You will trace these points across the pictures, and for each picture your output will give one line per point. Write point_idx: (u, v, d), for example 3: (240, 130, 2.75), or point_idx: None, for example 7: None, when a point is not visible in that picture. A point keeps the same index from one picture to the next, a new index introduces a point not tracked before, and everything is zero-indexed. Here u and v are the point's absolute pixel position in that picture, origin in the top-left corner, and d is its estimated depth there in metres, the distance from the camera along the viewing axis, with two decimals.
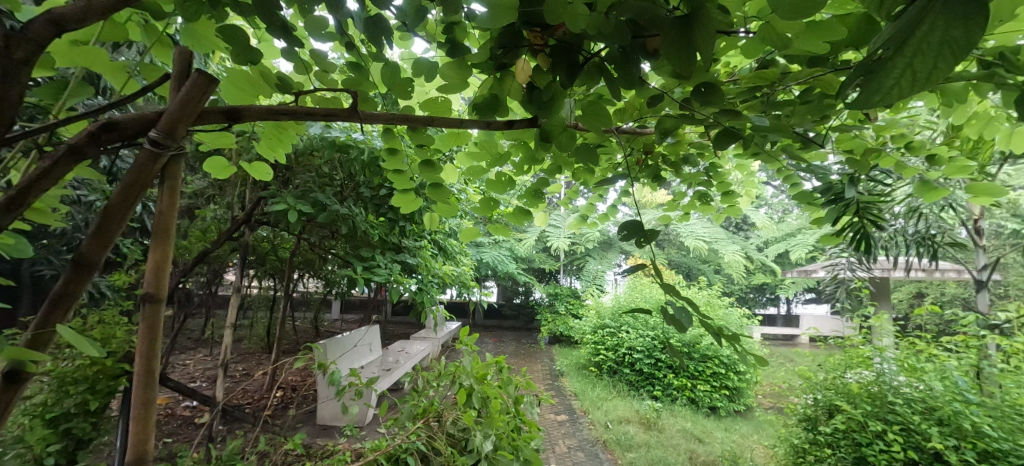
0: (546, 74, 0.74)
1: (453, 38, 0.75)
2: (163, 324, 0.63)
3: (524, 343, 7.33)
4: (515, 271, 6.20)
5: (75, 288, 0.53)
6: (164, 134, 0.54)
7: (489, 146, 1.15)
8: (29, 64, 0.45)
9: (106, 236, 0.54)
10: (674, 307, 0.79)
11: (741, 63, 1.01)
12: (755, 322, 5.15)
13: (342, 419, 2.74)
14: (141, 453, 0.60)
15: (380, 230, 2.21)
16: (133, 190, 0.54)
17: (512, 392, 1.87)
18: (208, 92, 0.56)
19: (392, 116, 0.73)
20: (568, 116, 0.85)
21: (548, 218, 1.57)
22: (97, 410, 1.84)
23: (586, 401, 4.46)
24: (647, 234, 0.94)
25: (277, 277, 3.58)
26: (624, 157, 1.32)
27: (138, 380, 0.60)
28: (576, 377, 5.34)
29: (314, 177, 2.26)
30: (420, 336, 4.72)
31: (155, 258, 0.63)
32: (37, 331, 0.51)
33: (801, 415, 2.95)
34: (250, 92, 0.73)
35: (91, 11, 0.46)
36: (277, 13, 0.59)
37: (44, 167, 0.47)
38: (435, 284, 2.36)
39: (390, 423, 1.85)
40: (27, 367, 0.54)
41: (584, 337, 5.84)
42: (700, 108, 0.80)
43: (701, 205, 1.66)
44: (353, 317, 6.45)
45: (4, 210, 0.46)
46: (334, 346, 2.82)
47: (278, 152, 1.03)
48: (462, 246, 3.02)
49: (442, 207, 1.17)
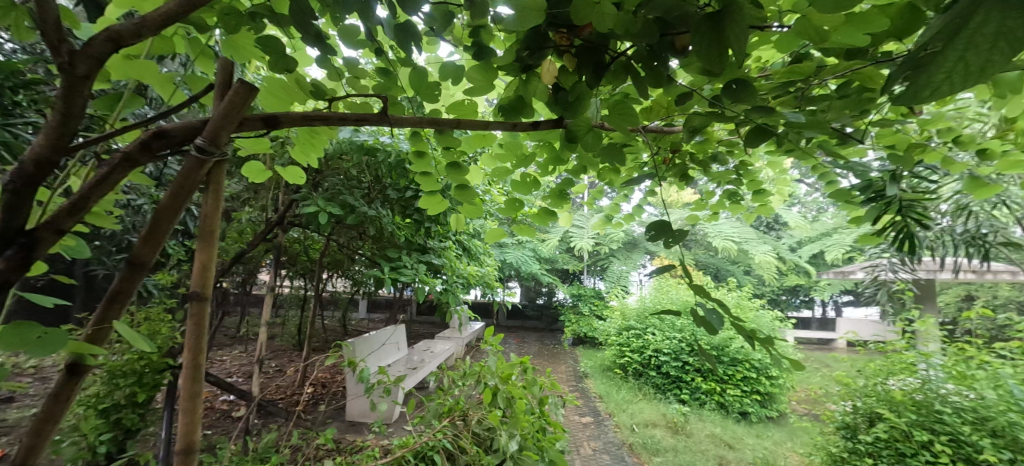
0: (572, 75, 0.74)
1: (479, 41, 0.76)
2: (208, 321, 0.66)
3: (547, 344, 7.30)
4: (539, 271, 6.19)
5: (129, 286, 0.57)
6: (209, 141, 0.57)
7: (513, 146, 1.15)
8: (89, 78, 0.47)
9: (157, 239, 0.57)
10: (704, 309, 0.77)
11: (773, 58, 0.98)
12: (788, 325, 4.96)
13: (371, 416, 2.82)
14: (190, 443, 0.63)
15: (406, 231, 2.26)
16: (181, 194, 0.57)
17: (537, 393, 1.87)
18: (249, 102, 0.59)
19: (420, 120, 0.74)
20: (594, 116, 0.84)
21: (573, 218, 1.55)
22: (143, 402, 1.95)
23: (612, 404, 4.41)
24: (675, 234, 0.92)
25: (308, 277, 3.69)
26: (650, 156, 1.30)
27: (185, 373, 0.64)
28: (601, 379, 5.28)
29: (343, 180, 2.33)
30: (445, 336, 4.76)
31: (202, 259, 0.66)
32: (97, 327, 0.55)
33: (839, 423, 2.82)
34: (285, 99, 0.76)
35: (144, 27, 0.47)
36: (311, 22, 0.61)
37: (102, 174, 0.51)
38: (460, 284, 2.38)
39: (417, 421, 1.89)
40: (86, 361, 0.58)
41: (608, 338, 5.76)
42: (732, 106, 0.78)
43: (731, 204, 1.62)
44: (380, 317, 6.56)
45: (67, 214, 0.49)
46: (363, 344, 2.89)
47: (311, 157, 1.07)
48: (486, 247, 3.04)
49: (469, 209, 1.18)
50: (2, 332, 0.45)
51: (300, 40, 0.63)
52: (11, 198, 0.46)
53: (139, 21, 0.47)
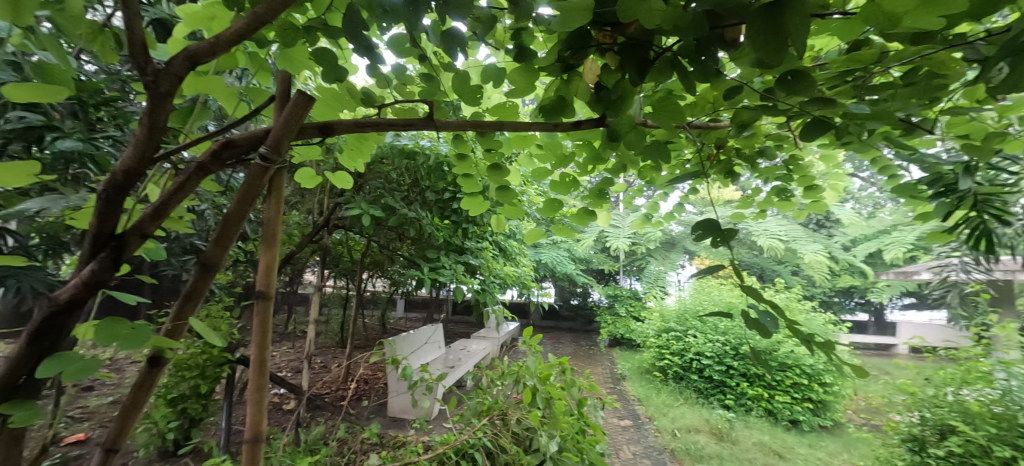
0: (614, 73, 0.73)
1: (521, 43, 0.77)
2: (272, 318, 0.71)
3: (584, 346, 7.22)
4: (574, 272, 6.13)
5: (202, 286, 0.61)
6: (272, 149, 0.61)
7: (553, 146, 1.15)
8: (170, 94, 0.51)
9: (226, 242, 0.61)
10: (756, 311, 0.74)
11: (828, 48, 0.93)
12: (843, 329, 4.67)
13: (411, 412, 2.90)
14: (257, 432, 0.68)
15: (444, 232, 2.31)
16: (247, 200, 0.61)
17: (576, 394, 1.86)
18: (306, 111, 0.62)
19: (464, 123, 0.76)
20: (637, 114, 0.82)
21: (612, 218, 1.52)
22: (205, 394, 2.10)
23: (651, 407, 4.30)
24: (724, 233, 0.89)
25: (350, 277, 3.84)
26: (693, 152, 1.25)
27: (253, 367, 0.68)
28: (640, 382, 5.16)
29: (384, 183, 2.40)
30: (481, 336, 4.81)
31: (266, 260, 0.71)
32: (175, 323, 0.60)
33: (905, 435, 2.62)
34: (335, 107, 0.80)
35: (218, 45, 0.51)
36: (362, 33, 0.64)
37: (179, 182, 0.55)
38: (497, 285, 2.39)
39: (457, 419, 1.92)
40: (165, 354, 0.63)
41: (647, 340, 5.63)
42: (786, 98, 0.75)
43: (780, 201, 1.53)
44: (416, 316, 6.69)
45: (151, 219, 0.54)
46: (404, 343, 2.97)
47: (358, 162, 1.11)
48: (521, 248, 3.04)
49: (509, 210, 1.19)
50: (98, 326, 0.50)
51: (351, 50, 0.66)
52: (104, 205, 0.51)
53: (214, 40, 0.51)
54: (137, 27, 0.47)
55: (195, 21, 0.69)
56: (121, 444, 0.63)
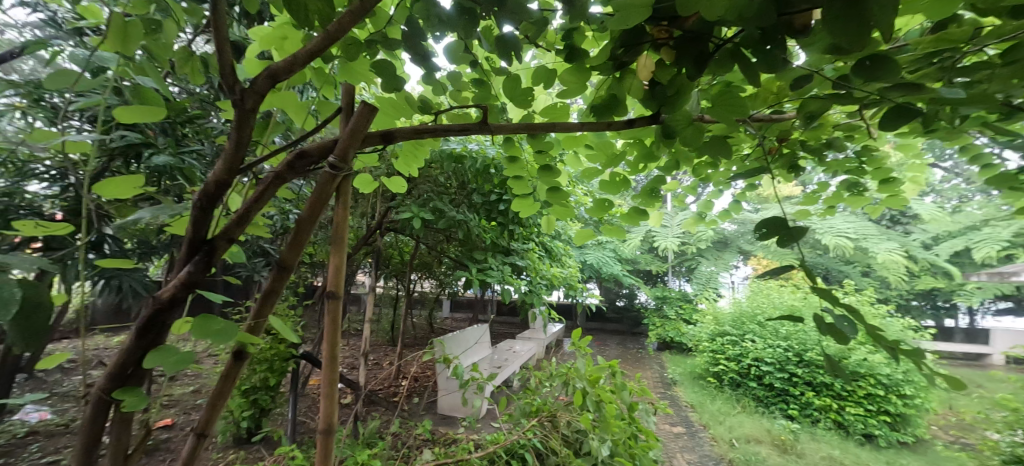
0: (670, 68, 0.71)
1: (572, 44, 0.77)
2: (340, 316, 0.76)
3: (631, 348, 7.03)
4: (620, 273, 5.99)
5: (278, 286, 0.67)
6: (340, 159, 0.65)
7: (603, 146, 1.13)
8: (254, 110, 0.56)
9: (301, 245, 0.66)
10: (830, 315, 0.69)
11: (908, 29, 0.86)
12: (926, 336, 4.23)
13: (460, 410, 2.96)
14: (330, 421, 0.74)
15: (492, 234, 2.35)
16: (318, 206, 0.66)
17: (627, 398, 1.81)
18: (369, 121, 0.66)
19: (518, 126, 0.77)
20: (694, 109, 0.79)
21: (663, 217, 1.47)
22: (274, 386, 2.26)
23: (706, 415, 4.10)
24: (792, 231, 0.84)
25: (400, 279, 3.98)
26: (753, 147, 1.19)
27: (324, 361, 0.74)
28: (693, 388, 4.95)
29: (432, 187, 2.48)
30: (526, 337, 4.82)
31: (336, 262, 0.76)
32: (257, 320, 0.66)
33: (1007, 456, 2.33)
34: (394, 115, 0.83)
35: (294, 63, 0.55)
36: (420, 44, 0.67)
37: (260, 190, 0.60)
38: (544, 286, 2.39)
39: (506, 419, 1.93)
40: (248, 348, 0.69)
41: (699, 344, 5.39)
42: (862, 84, 0.69)
43: (852, 196, 1.41)
44: (463, 316, 6.81)
45: (236, 225, 0.59)
46: (453, 342, 3.04)
47: (412, 167, 1.16)
48: (567, 248, 3.01)
49: (558, 211, 1.18)
50: (195, 323, 0.56)
51: (409, 61, 0.69)
52: (199, 213, 0.56)
53: (291, 59, 0.55)
54: (226, 50, 0.52)
55: (270, 41, 0.75)
56: (211, 430, 0.70)
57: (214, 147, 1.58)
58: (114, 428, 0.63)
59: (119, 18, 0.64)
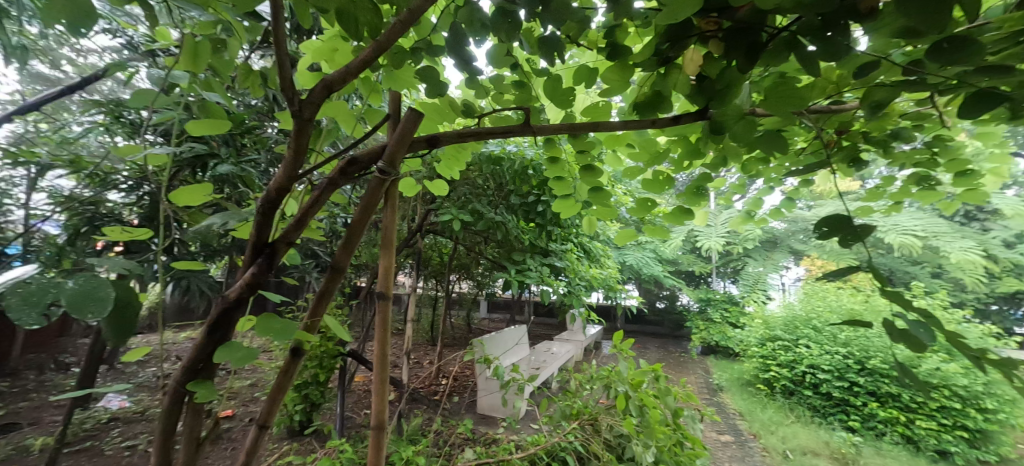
0: (719, 61, 0.68)
1: (614, 41, 0.75)
2: (390, 317, 0.79)
3: (673, 352, 6.80)
4: (661, 274, 5.81)
5: (332, 287, 0.70)
6: (388, 164, 0.67)
7: (646, 144, 1.10)
8: (311, 120, 0.59)
9: (352, 248, 0.69)
10: (904, 321, 0.64)
11: (991, 6, 0.78)
12: (1011, 344, 3.82)
13: (500, 411, 2.97)
14: (381, 416, 0.77)
15: (530, 235, 2.36)
16: (368, 210, 0.69)
17: (671, 404, 1.75)
18: (415, 127, 0.68)
19: (560, 127, 0.77)
20: (744, 103, 0.75)
21: (709, 216, 1.42)
22: (323, 382, 2.38)
23: (757, 424, 3.90)
24: (857, 230, 0.78)
25: (439, 279, 4.06)
26: (809, 140, 1.12)
27: (375, 359, 0.77)
28: (741, 394, 4.72)
29: (471, 188, 2.52)
30: (564, 338, 4.78)
31: (386, 264, 0.79)
32: (313, 319, 0.69)
33: None
34: (438, 120, 0.85)
35: (347, 74, 0.58)
36: (464, 49, 0.69)
37: (315, 195, 0.63)
38: (583, 287, 2.35)
39: (546, 421, 1.93)
40: (304, 345, 0.73)
41: (748, 349, 5.13)
42: (937, 69, 0.64)
43: (921, 191, 1.30)
44: (500, 317, 6.84)
45: (294, 229, 0.62)
46: (493, 343, 3.06)
47: (453, 170, 1.18)
48: (605, 249, 2.96)
49: (600, 211, 1.16)
50: (259, 321, 0.60)
51: (453, 67, 0.70)
52: (262, 219, 0.60)
53: (344, 70, 0.58)
54: (286, 65, 0.55)
55: (322, 54, 0.79)
56: (270, 422, 0.74)
57: (269, 155, 1.68)
58: (187, 417, 0.68)
59: (190, 39, 0.70)
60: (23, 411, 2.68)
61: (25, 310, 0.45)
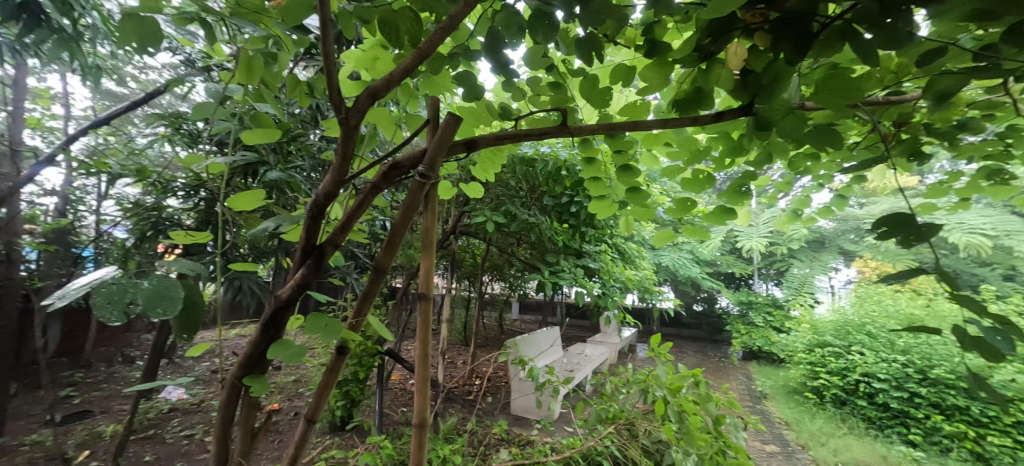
0: (765, 53, 0.65)
1: (653, 37, 0.74)
2: (431, 316, 0.80)
3: (712, 356, 6.56)
4: (699, 276, 5.62)
5: (375, 287, 0.72)
6: (428, 168, 0.69)
7: (685, 142, 1.07)
8: (356, 127, 0.60)
9: (393, 250, 0.71)
10: (979, 329, 0.59)
11: None
12: None
13: (534, 412, 2.98)
14: (423, 413, 0.79)
15: (563, 236, 2.35)
16: (408, 213, 0.70)
17: (712, 411, 1.68)
18: (454, 131, 0.69)
19: (597, 127, 0.76)
20: (794, 97, 0.72)
21: (752, 215, 1.36)
22: (362, 379, 2.45)
23: (805, 434, 3.70)
24: (922, 230, 0.73)
25: (472, 280, 4.10)
26: (863, 134, 1.05)
27: (417, 358, 0.79)
28: (787, 403, 4.49)
29: (504, 190, 2.54)
30: (598, 340, 4.72)
31: (426, 266, 0.81)
32: (357, 318, 0.72)
33: None
34: (475, 123, 0.86)
35: (391, 81, 0.60)
36: (501, 53, 0.69)
37: (359, 199, 0.65)
38: (618, 289, 2.31)
39: (581, 423, 1.91)
40: (349, 344, 0.76)
41: (794, 355, 4.88)
42: (1015, 54, 0.59)
43: (993, 186, 1.19)
44: (533, 318, 6.83)
45: (340, 232, 0.64)
46: (527, 344, 3.06)
47: (489, 172, 1.19)
48: (641, 250, 2.90)
49: (637, 212, 1.14)
50: (309, 320, 0.63)
51: (490, 71, 0.71)
52: (311, 223, 0.63)
53: (388, 78, 0.59)
54: (334, 76, 0.58)
55: (364, 63, 0.82)
56: (317, 416, 0.78)
57: (313, 161, 1.76)
58: (243, 408, 0.72)
59: (245, 55, 0.75)
60: (95, 400, 2.92)
61: (108, 307, 0.49)
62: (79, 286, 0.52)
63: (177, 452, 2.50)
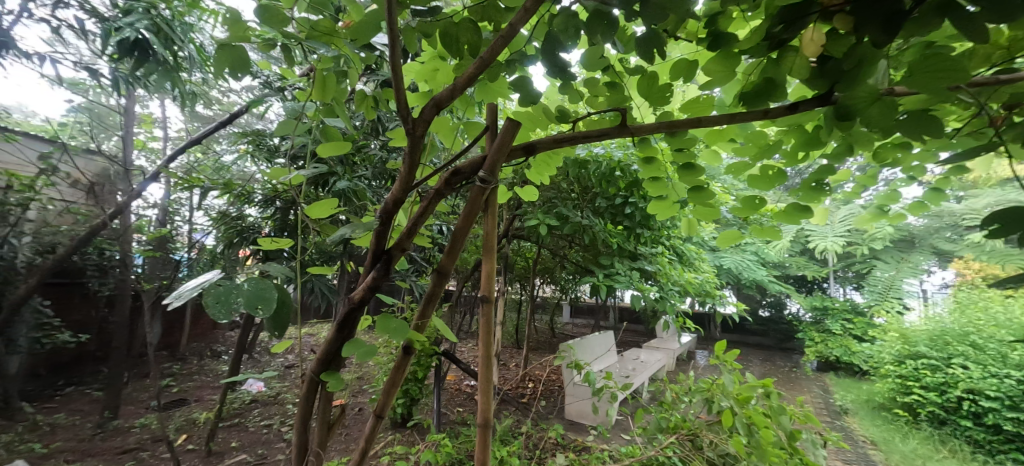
0: (846, 38, 0.61)
1: (717, 29, 0.71)
2: (495, 319, 0.82)
3: (781, 365, 6.10)
4: (766, 279, 5.25)
5: (439, 290, 0.75)
6: (488, 173, 0.71)
7: (753, 136, 1.01)
8: (422, 137, 0.63)
9: (456, 253, 0.73)
10: None
11: None
12: None
13: (590, 418, 2.93)
14: (487, 414, 0.81)
15: (618, 238, 2.30)
16: (470, 218, 0.72)
17: (786, 425, 1.55)
18: (514, 136, 0.70)
19: (659, 125, 0.74)
20: (880, 83, 0.65)
21: (829, 213, 1.25)
22: (420, 378, 2.54)
23: (896, 456, 3.32)
24: None
25: (524, 283, 4.12)
26: (967, 119, 0.93)
27: (481, 360, 0.81)
28: (872, 420, 4.06)
29: (556, 193, 2.54)
30: (654, 346, 4.55)
31: (487, 269, 0.82)
32: (422, 319, 0.75)
33: None
34: (532, 126, 0.87)
35: (455, 91, 0.62)
36: (560, 56, 0.69)
37: (424, 203, 0.68)
38: (677, 293, 2.20)
39: (640, 431, 1.85)
40: (414, 345, 0.79)
41: (881, 366, 4.41)
42: None
43: None
44: (585, 322, 6.71)
45: (407, 236, 0.67)
46: (582, 348, 3.02)
47: (544, 175, 1.19)
48: (701, 253, 2.75)
49: (699, 212, 1.09)
50: (381, 320, 0.66)
51: (547, 75, 0.72)
52: (382, 228, 0.67)
53: (451, 88, 0.62)
54: (402, 89, 0.61)
55: (425, 76, 0.86)
56: (386, 413, 0.82)
57: (375, 170, 1.86)
58: (320, 403, 0.77)
59: (320, 75, 0.83)
60: (190, 389, 3.26)
61: (216, 306, 0.55)
62: (191, 287, 0.59)
63: (258, 440, 2.73)
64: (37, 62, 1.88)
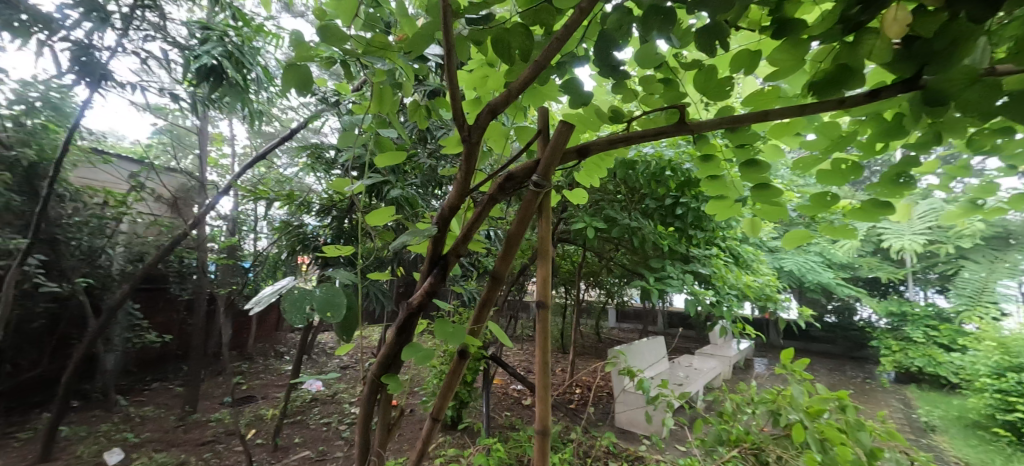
0: (937, 15, 0.54)
1: (782, 16, 0.66)
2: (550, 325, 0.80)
3: (852, 376, 5.60)
4: (833, 282, 4.87)
5: (494, 295, 0.75)
6: (542, 177, 0.70)
7: (824, 128, 0.93)
8: (477, 143, 0.63)
9: (510, 258, 0.73)
10: None
11: None
12: None
13: (642, 426, 2.82)
14: (544, 419, 0.80)
15: (669, 240, 2.22)
16: (523, 222, 0.72)
17: (866, 442, 1.41)
18: (568, 137, 0.69)
19: (721, 121, 0.70)
20: (979, 62, 0.58)
21: (911, 209, 1.13)
22: (468, 382, 2.56)
23: None
24: None
25: (569, 287, 4.07)
26: None
27: (536, 365, 0.80)
28: (967, 439, 3.63)
29: (602, 195, 2.49)
30: (709, 352, 4.33)
31: (542, 273, 0.82)
32: (478, 322, 0.76)
33: None
34: (582, 128, 0.85)
35: (509, 95, 0.61)
36: (613, 55, 0.67)
37: (478, 208, 0.68)
38: (734, 297, 2.09)
39: (698, 443, 1.75)
40: (469, 350, 0.80)
41: (975, 379, 3.93)
42: None
43: None
44: (632, 327, 6.52)
45: (463, 241, 0.68)
46: (633, 353, 2.93)
47: (594, 177, 1.17)
48: (759, 254, 2.59)
49: (764, 211, 1.02)
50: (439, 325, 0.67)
51: (599, 75, 0.70)
52: (438, 234, 0.68)
53: (506, 92, 0.62)
54: (458, 97, 0.62)
55: (476, 83, 0.87)
56: (442, 415, 0.83)
57: (422, 178, 1.92)
58: (381, 405, 0.79)
59: (377, 88, 0.86)
60: (257, 387, 3.49)
61: (292, 311, 0.58)
62: (269, 293, 0.62)
63: (319, 437, 2.87)
64: (129, 90, 2.03)
